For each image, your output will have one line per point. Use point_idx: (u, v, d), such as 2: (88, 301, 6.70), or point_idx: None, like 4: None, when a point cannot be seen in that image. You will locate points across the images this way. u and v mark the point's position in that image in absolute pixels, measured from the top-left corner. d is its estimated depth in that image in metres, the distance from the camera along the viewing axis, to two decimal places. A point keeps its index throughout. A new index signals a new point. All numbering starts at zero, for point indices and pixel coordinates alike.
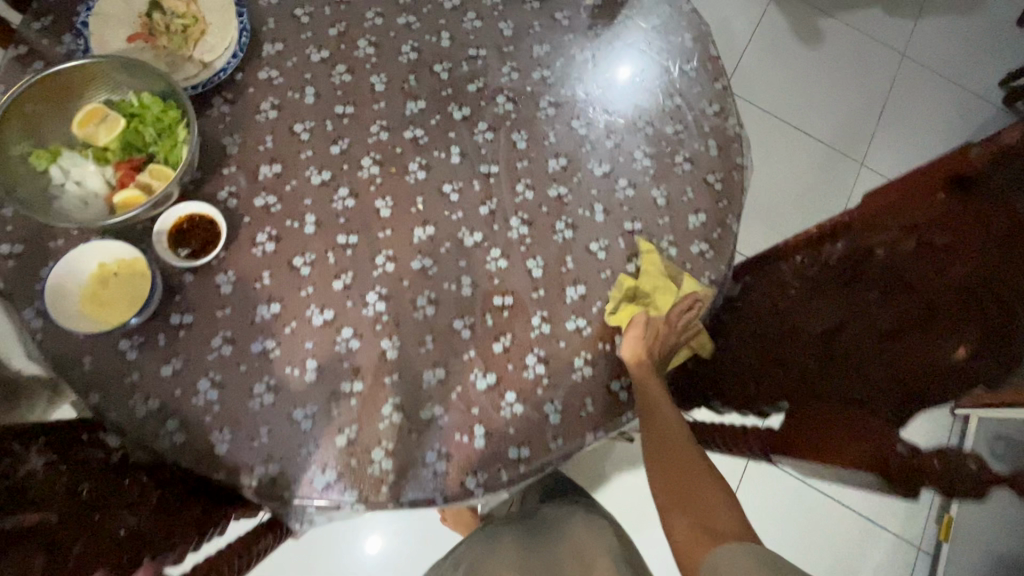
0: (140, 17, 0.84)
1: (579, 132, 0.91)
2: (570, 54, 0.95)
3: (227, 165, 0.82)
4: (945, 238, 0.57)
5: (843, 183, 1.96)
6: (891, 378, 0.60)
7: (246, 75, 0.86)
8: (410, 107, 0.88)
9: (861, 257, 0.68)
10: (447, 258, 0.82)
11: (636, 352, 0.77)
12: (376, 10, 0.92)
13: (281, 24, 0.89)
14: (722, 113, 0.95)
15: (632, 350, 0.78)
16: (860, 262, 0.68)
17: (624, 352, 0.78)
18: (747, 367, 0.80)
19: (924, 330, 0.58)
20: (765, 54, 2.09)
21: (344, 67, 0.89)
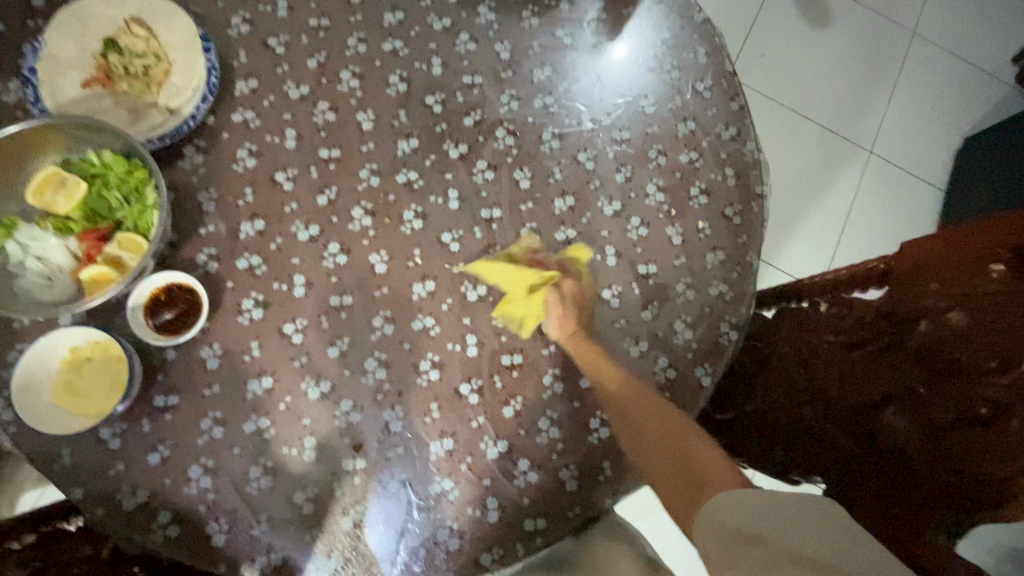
0: (95, 58, 0.75)
1: (586, 166, 0.84)
2: (573, 76, 0.87)
3: (205, 223, 0.75)
4: (1003, 320, 0.60)
5: (852, 175, 1.88)
6: (949, 473, 0.62)
7: (219, 119, 0.78)
8: (402, 147, 0.81)
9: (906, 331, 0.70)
10: (450, 316, 0.76)
11: (563, 327, 0.73)
12: (359, 36, 0.84)
13: (255, 57, 0.81)
14: (740, 137, 0.88)
15: (560, 327, 0.74)
16: (904, 336, 0.70)
17: (551, 331, 0.74)
18: (776, 425, 0.81)
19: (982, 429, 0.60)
20: (769, 37, 1.98)
21: (326, 104, 0.81)
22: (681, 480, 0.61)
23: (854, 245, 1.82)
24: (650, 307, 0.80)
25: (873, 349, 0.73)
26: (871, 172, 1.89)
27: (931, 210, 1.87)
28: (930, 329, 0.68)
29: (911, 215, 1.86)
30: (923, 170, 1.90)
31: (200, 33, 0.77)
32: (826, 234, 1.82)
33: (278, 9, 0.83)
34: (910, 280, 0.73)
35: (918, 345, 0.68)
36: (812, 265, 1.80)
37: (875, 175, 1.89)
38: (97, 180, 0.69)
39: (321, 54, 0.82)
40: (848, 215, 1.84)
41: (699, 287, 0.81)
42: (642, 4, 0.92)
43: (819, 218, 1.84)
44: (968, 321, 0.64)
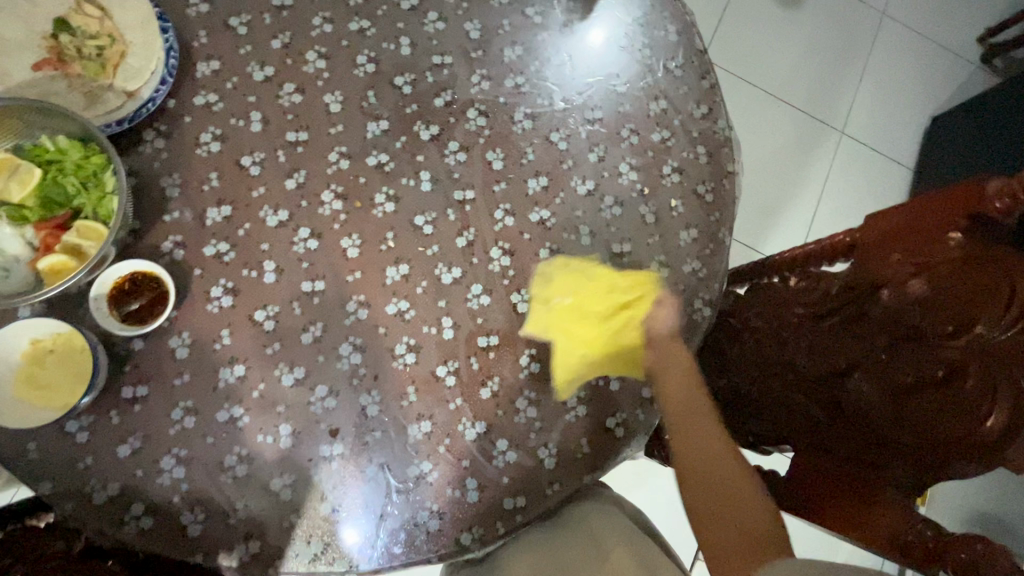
0: (45, 39, 0.72)
1: (559, 146, 0.83)
2: (545, 56, 0.86)
3: (169, 210, 0.73)
4: (961, 288, 0.64)
5: (824, 156, 1.91)
6: (908, 436, 0.67)
7: (180, 102, 0.76)
8: (372, 129, 0.79)
9: (865, 299, 0.73)
10: (425, 299, 0.76)
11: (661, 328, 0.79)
12: (324, 15, 0.82)
13: (215, 37, 0.78)
14: (711, 115, 0.88)
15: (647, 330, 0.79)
16: (863, 305, 0.73)
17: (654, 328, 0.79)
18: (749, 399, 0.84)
19: (939, 392, 0.65)
20: (741, 18, 1.98)
21: (292, 86, 0.79)
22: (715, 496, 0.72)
23: (829, 224, 1.85)
24: (625, 285, 0.81)
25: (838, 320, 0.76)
26: (842, 152, 1.92)
27: (900, 189, 1.91)
28: (891, 298, 0.70)
29: (881, 193, 1.90)
30: (892, 150, 1.94)
31: (156, 12, 0.75)
32: (801, 214, 1.85)
33: None
34: (869, 250, 0.72)
35: (876, 314, 0.72)
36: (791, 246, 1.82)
37: (846, 155, 1.92)
38: (54, 165, 0.67)
39: (286, 34, 0.80)
40: (822, 195, 1.87)
41: (672, 265, 0.82)
42: None
43: (794, 199, 1.86)
44: (926, 289, 0.67)
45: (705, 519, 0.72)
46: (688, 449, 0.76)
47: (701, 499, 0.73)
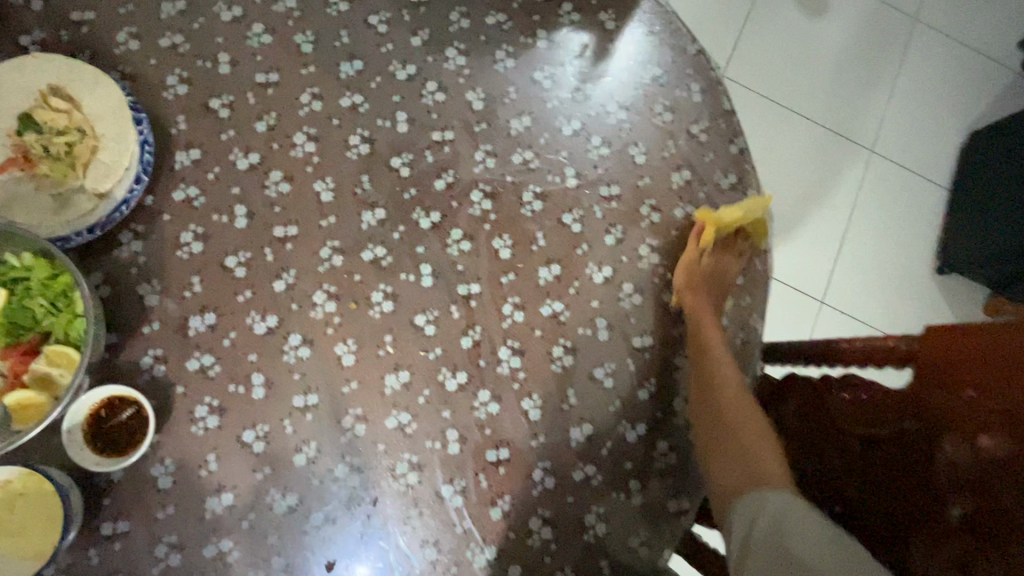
0: (9, 136, 0.66)
1: (572, 228, 0.76)
2: (556, 125, 0.78)
3: (148, 321, 0.67)
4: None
5: (853, 177, 1.80)
6: None
7: (159, 199, 0.70)
8: (367, 219, 0.72)
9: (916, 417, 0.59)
10: (427, 409, 0.69)
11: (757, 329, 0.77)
12: (312, 91, 0.75)
13: (195, 123, 0.72)
14: (740, 185, 0.80)
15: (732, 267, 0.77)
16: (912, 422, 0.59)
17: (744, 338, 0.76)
18: None
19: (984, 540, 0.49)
20: (763, 31, 1.87)
21: (279, 174, 0.72)
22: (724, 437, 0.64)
23: (858, 251, 1.74)
24: (647, 384, 0.73)
25: (847, 400, 0.67)
26: (872, 172, 1.80)
27: (935, 211, 1.79)
28: (958, 448, 0.53)
29: (914, 216, 1.78)
30: (926, 168, 1.82)
31: (128, 101, 0.68)
32: (827, 239, 1.75)
33: (219, 65, 0.74)
34: (942, 372, 0.58)
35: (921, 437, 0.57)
36: (816, 273, 1.72)
37: (877, 175, 1.80)
38: (19, 285, 0.61)
39: (271, 115, 0.73)
40: (850, 218, 1.76)
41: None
42: (629, 38, 0.82)
43: (820, 224, 1.76)
44: (1011, 447, 0.49)
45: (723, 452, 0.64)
46: (703, 397, 0.68)
47: (715, 441, 0.65)
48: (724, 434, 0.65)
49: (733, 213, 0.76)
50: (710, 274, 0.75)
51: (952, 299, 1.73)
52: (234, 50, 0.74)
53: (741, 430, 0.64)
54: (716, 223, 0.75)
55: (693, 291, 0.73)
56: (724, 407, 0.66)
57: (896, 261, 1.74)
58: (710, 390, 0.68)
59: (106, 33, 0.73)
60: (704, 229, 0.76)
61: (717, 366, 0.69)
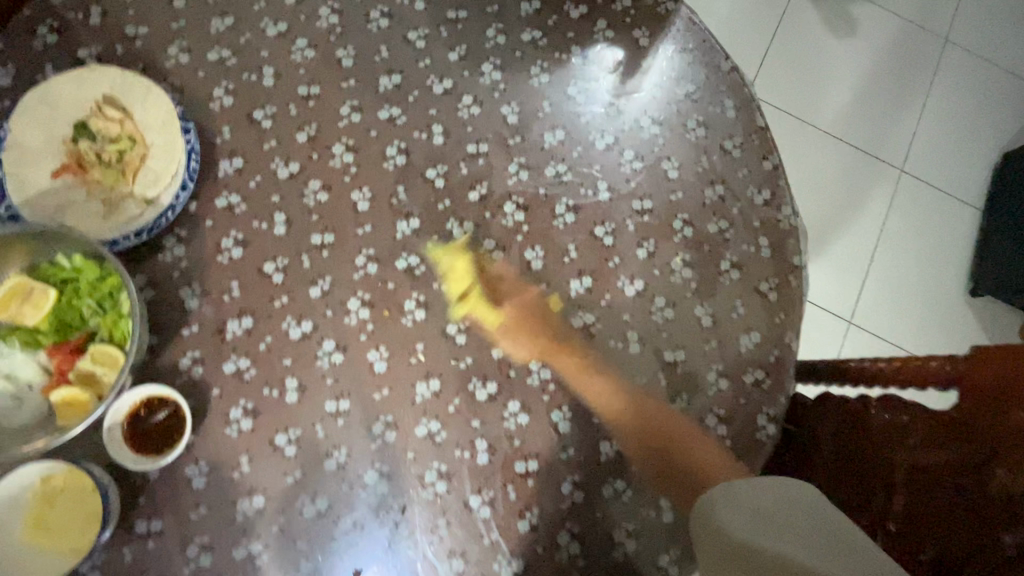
0: (64, 143, 0.69)
1: (604, 241, 0.76)
2: (588, 139, 0.79)
3: (188, 324, 0.68)
4: None
5: (882, 196, 1.77)
6: None
7: (202, 205, 0.72)
8: (402, 228, 0.73)
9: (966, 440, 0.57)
10: (457, 418, 0.69)
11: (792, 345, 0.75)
12: (352, 104, 0.77)
13: (240, 133, 0.74)
14: (774, 201, 0.79)
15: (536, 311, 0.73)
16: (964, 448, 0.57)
17: (778, 353, 0.74)
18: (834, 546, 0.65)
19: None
20: (790, 50, 1.86)
21: (318, 183, 0.74)
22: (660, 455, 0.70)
23: (887, 271, 1.71)
24: (678, 399, 0.72)
25: (888, 422, 0.65)
26: (902, 192, 1.78)
27: (967, 231, 1.75)
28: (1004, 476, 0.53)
29: (946, 236, 1.75)
30: (958, 189, 1.79)
31: (177, 111, 0.71)
32: (856, 260, 1.72)
33: (264, 77, 0.76)
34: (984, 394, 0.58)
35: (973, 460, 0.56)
36: (844, 294, 1.69)
37: (907, 195, 1.77)
38: (68, 285, 0.63)
39: (312, 127, 0.75)
40: (879, 238, 1.74)
41: (731, 377, 0.73)
42: (662, 55, 0.83)
43: (848, 244, 1.73)
44: None
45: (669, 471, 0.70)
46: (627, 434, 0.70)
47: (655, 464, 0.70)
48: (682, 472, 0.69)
49: (460, 270, 0.73)
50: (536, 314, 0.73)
51: (986, 323, 1.68)
52: (278, 64, 0.77)
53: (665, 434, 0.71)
54: (478, 304, 0.72)
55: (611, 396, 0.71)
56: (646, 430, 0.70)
57: (927, 282, 1.70)
58: (631, 430, 0.70)
59: (158, 46, 0.76)
60: (478, 318, 0.72)
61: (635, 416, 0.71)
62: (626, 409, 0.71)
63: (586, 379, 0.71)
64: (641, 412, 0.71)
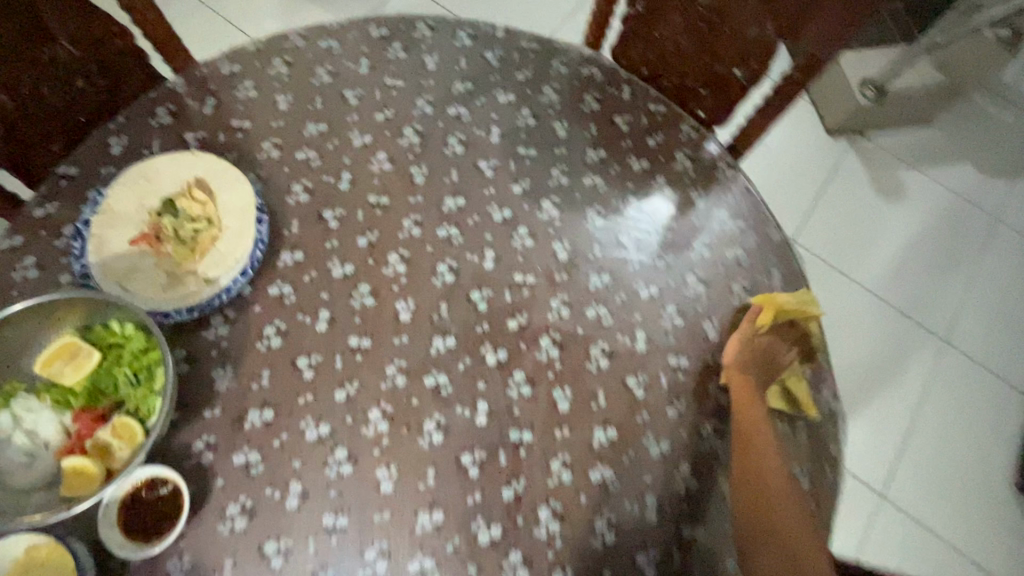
0: (149, 215, 0.74)
1: (635, 393, 0.74)
2: (634, 287, 0.80)
3: (212, 406, 0.69)
4: None
5: (924, 364, 1.71)
6: None
7: (256, 291, 0.75)
8: (437, 345, 0.74)
9: None
10: (453, 559, 0.65)
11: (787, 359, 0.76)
12: (415, 218, 0.81)
13: (306, 228, 0.78)
14: (815, 381, 0.78)
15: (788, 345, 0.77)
16: None
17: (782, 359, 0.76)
18: None
19: None
20: (838, 204, 1.90)
21: (367, 287, 0.76)
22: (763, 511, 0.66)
23: (925, 446, 1.61)
24: None
25: None
26: (946, 364, 1.71)
27: (1013, 419, 1.66)
28: None
29: (991, 421, 1.65)
30: (1010, 374, 1.71)
31: (256, 203, 0.76)
32: (892, 427, 1.63)
33: (341, 181, 0.82)
34: None
35: None
36: (876, 460, 1.60)
37: (950, 368, 1.71)
38: (114, 348, 0.65)
39: (373, 233, 0.79)
40: (919, 410, 1.65)
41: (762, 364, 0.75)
42: (717, 218, 0.86)
43: (885, 408, 1.65)
44: None
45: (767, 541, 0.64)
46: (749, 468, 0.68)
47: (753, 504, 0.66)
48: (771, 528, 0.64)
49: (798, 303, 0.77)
50: (762, 355, 0.75)
51: None
52: (357, 171, 0.83)
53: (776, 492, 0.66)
54: (771, 310, 0.75)
55: (741, 371, 0.74)
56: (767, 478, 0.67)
57: (963, 465, 1.60)
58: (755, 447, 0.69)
59: (254, 139, 0.83)
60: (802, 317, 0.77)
61: (756, 455, 0.68)
62: (753, 437, 0.70)
63: (753, 410, 0.71)
64: (754, 446, 0.69)
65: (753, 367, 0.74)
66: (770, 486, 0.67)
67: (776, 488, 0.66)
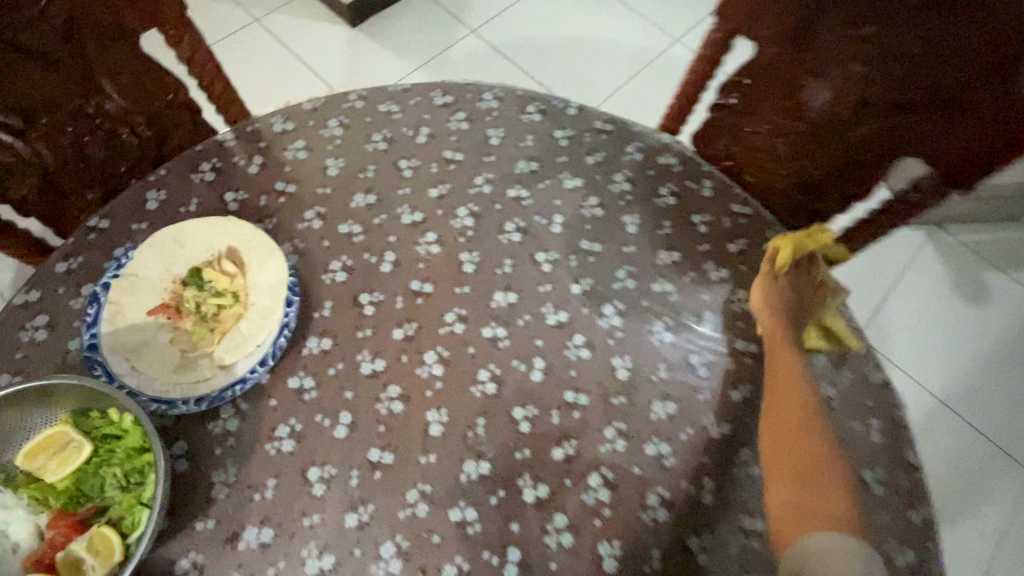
0: (174, 284, 0.68)
1: (696, 558, 0.62)
2: (703, 421, 0.68)
3: (206, 515, 0.60)
4: None
5: (1006, 498, 1.50)
6: None
7: (274, 381, 0.66)
8: (468, 470, 0.64)
9: None
10: None
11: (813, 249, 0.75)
12: (459, 312, 0.72)
13: (339, 312, 0.70)
14: (920, 568, 0.63)
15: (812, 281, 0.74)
16: None
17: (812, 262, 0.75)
18: None
19: None
20: (910, 301, 1.74)
21: (397, 389, 0.67)
22: (795, 465, 0.61)
23: None
24: None
25: None
26: None
27: None
28: None
29: None
30: None
31: (287, 282, 0.68)
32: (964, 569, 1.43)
33: (383, 262, 0.74)
34: None
35: None
36: None
37: None
38: (108, 442, 0.57)
39: (411, 325, 0.71)
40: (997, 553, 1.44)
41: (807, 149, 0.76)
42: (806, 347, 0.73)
43: (955, 545, 1.45)
44: None
45: (797, 500, 0.59)
46: (781, 417, 0.64)
47: (782, 456, 0.62)
48: (802, 481, 0.60)
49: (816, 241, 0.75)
50: (789, 294, 0.72)
51: None
52: (402, 251, 0.75)
53: (807, 441, 0.62)
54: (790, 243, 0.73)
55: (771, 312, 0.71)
56: (799, 423, 0.63)
57: None
58: (785, 391, 0.66)
59: (297, 206, 0.76)
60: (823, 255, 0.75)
61: (790, 392, 0.65)
62: (786, 386, 0.66)
63: (783, 353, 0.69)
64: (784, 398, 0.65)
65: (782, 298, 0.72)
66: (806, 435, 0.62)
67: (810, 437, 0.62)
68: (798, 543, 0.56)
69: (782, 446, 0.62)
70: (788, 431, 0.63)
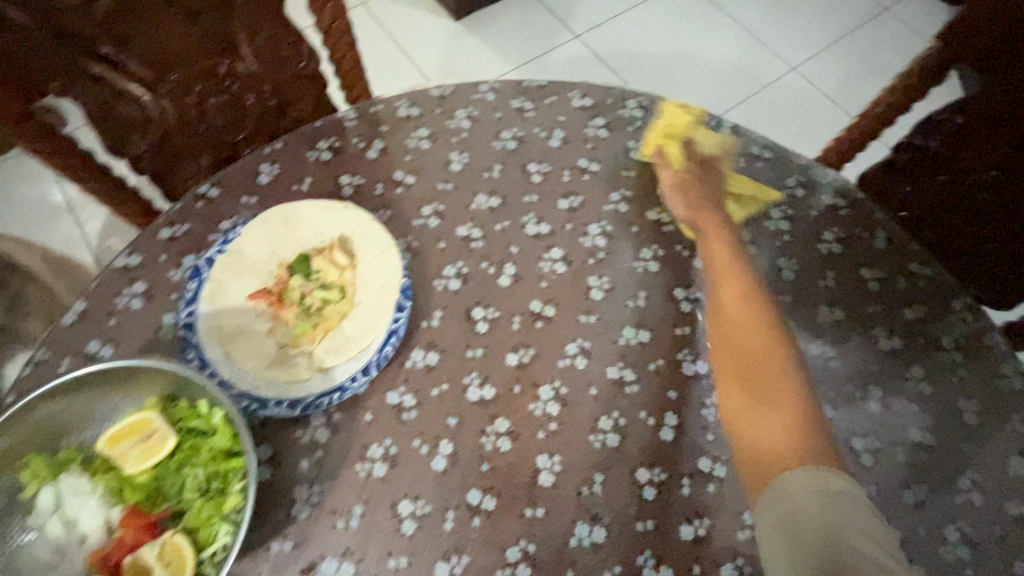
0: (279, 269, 0.62)
1: None
2: None
3: (284, 535, 0.53)
4: None
5: None
6: None
7: (371, 393, 0.59)
8: (580, 533, 0.54)
9: None
10: None
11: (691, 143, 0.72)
12: (582, 344, 0.63)
13: (449, 324, 0.63)
14: None
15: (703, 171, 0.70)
16: None
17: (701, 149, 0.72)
18: None
19: None
20: None
21: (505, 424, 0.58)
22: (748, 378, 0.54)
23: None
24: None
25: None
26: None
27: None
28: None
29: None
30: None
31: (400, 283, 0.62)
32: None
33: (502, 274, 0.66)
34: None
35: None
36: None
37: None
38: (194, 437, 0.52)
39: (528, 351, 0.62)
40: None
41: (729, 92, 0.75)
42: (998, 449, 0.60)
43: None
44: None
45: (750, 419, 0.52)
46: (726, 327, 0.58)
47: (733, 371, 0.55)
48: (759, 398, 0.53)
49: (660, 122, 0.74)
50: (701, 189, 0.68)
51: None
52: (523, 265, 0.66)
53: (760, 349, 0.55)
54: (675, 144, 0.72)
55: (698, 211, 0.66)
56: (746, 327, 0.57)
57: None
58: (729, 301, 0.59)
59: (414, 200, 0.70)
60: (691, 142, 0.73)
61: (730, 292, 0.59)
62: (732, 294, 0.60)
63: (728, 259, 0.62)
64: (733, 306, 0.59)
65: (702, 194, 0.68)
66: (756, 349, 0.55)
67: (763, 343, 0.55)
68: (771, 483, 0.48)
69: (729, 359, 0.56)
70: (734, 343, 0.57)
